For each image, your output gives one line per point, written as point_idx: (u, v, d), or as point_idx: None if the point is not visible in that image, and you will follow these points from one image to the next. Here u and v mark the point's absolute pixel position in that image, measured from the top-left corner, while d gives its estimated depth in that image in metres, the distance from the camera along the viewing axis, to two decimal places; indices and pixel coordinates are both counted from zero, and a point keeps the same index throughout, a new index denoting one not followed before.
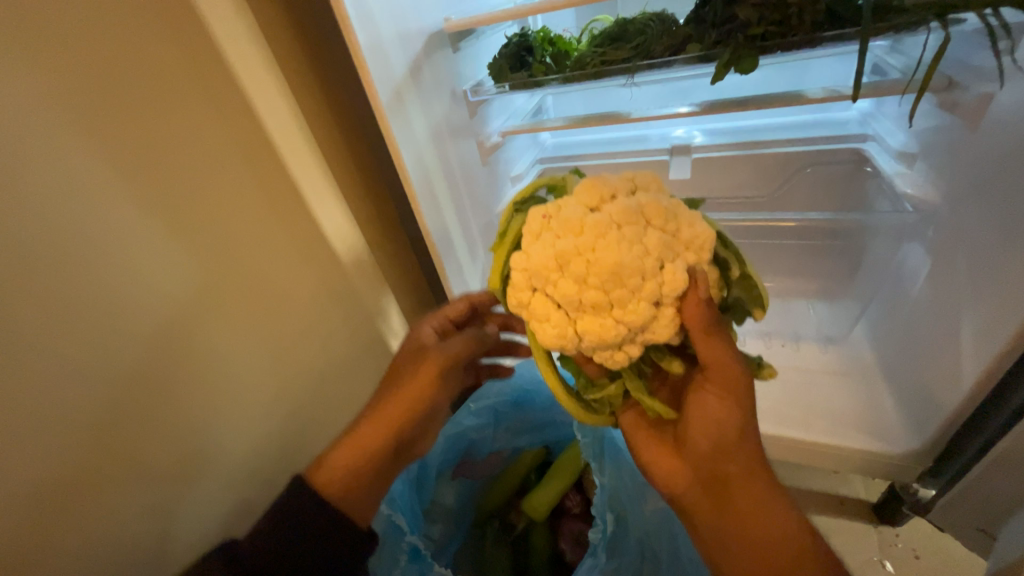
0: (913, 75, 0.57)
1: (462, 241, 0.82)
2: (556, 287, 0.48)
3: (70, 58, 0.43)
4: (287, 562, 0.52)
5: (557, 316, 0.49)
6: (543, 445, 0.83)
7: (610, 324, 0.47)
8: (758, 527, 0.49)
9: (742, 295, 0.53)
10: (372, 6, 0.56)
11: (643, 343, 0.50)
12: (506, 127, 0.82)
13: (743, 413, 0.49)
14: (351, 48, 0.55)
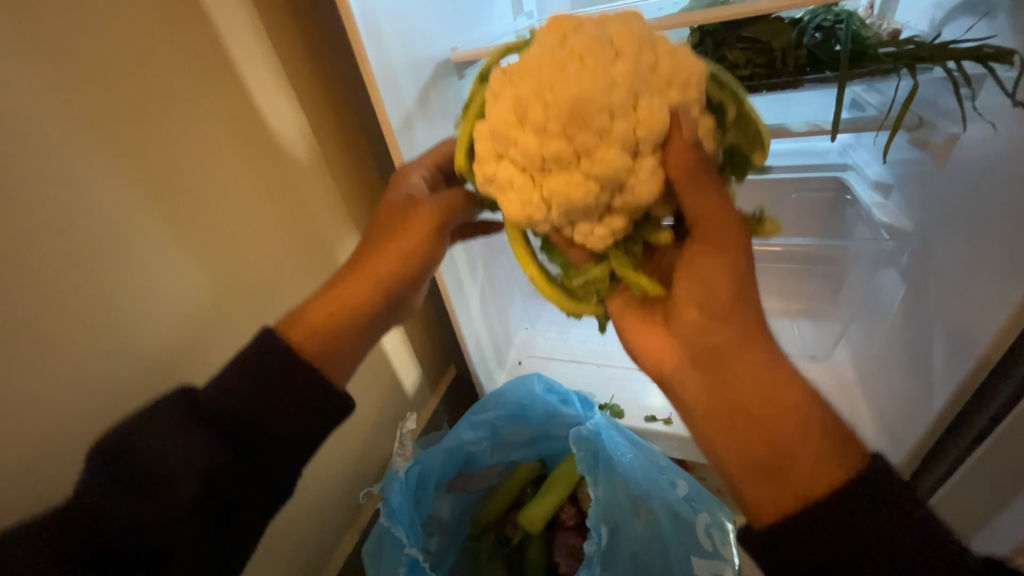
0: (887, 114, 0.61)
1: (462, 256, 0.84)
2: (517, 145, 0.44)
3: (97, 84, 0.45)
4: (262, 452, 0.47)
5: (521, 183, 0.45)
6: (538, 458, 0.85)
7: (578, 179, 0.43)
8: (768, 406, 0.40)
9: (739, 139, 0.47)
10: (385, 35, 0.60)
11: (621, 205, 0.44)
12: None
13: (740, 262, 0.42)
14: (364, 72, 0.58)
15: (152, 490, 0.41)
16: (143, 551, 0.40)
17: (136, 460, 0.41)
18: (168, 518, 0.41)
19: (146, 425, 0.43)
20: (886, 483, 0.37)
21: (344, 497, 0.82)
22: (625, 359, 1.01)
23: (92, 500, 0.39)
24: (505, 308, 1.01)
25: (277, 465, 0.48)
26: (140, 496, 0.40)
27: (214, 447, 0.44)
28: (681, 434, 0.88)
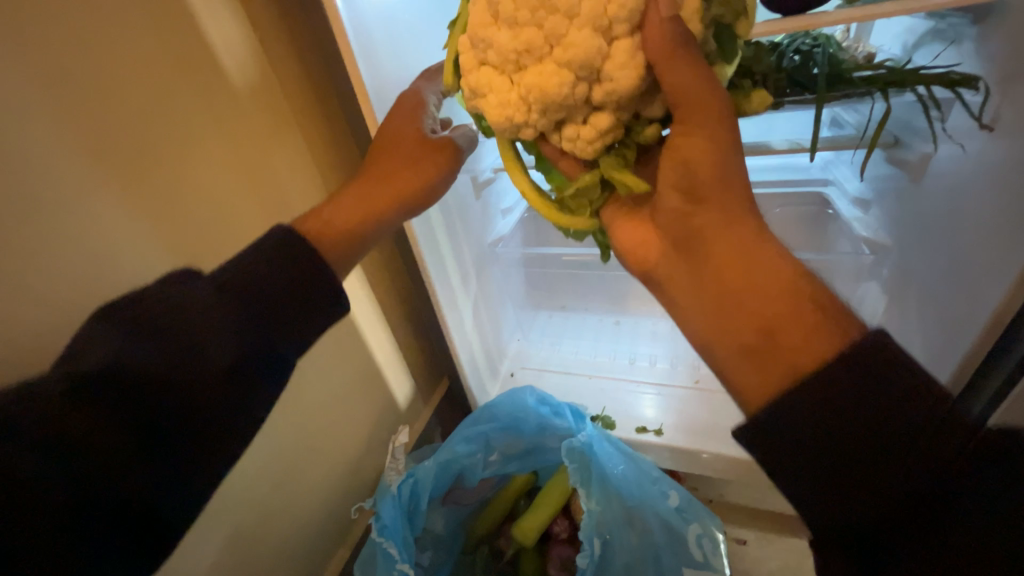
0: (865, 133, 0.64)
1: (455, 268, 0.84)
2: (495, 46, 0.46)
3: (91, 105, 0.47)
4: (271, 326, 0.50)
5: (501, 83, 0.48)
6: (532, 471, 0.85)
7: (554, 72, 0.45)
8: (755, 285, 0.39)
9: (727, 13, 0.45)
10: (379, 55, 0.61)
11: (601, 93, 0.45)
12: (499, 165, 0.87)
13: (723, 137, 0.41)
14: (357, 88, 0.59)
15: (167, 350, 0.44)
16: (198, 392, 0.45)
17: (148, 322, 0.45)
18: (179, 375, 0.44)
19: (160, 294, 0.46)
20: (879, 353, 0.35)
21: (335, 510, 0.82)
22: (616, 370, 1.02)
23: (109, 354, 0.42)
24: (497, 320, 1.02)
25: (287, 342, 0.51)
26: (155, 352, 0.44)
27: (222, 315, 0.47)
28: (672, 444, 0.88)
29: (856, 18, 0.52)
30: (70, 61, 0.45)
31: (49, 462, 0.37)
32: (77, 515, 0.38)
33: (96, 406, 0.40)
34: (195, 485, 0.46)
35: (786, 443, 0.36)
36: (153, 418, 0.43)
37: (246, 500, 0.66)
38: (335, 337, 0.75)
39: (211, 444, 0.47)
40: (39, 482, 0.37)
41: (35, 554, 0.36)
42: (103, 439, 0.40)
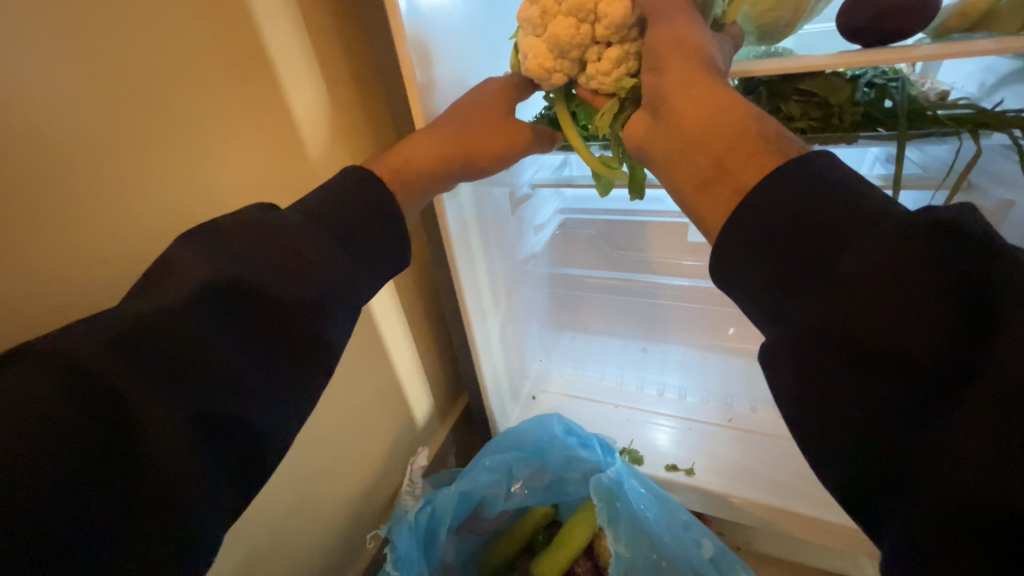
0: (947, 172, 0.59)
1: (489, 287, 0.81)
2: (524, 19, 0.51)
3: (133, 102, 0.44)
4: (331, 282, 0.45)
5: (531, 44, 0.51)
6: (554, 504, 0.81)
7: (561, 20, 0.48)
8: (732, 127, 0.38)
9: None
10: (435, 55, 0.58)
11: (604, 24, 0.48)
12: (538, 181, 0.83)
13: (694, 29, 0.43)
14: (408, 83, 0.55)
15: (262, 269, 0.42)
16: (283, 327, 0.43)
17: (242, 243, 0.43)
18: (275, 290, 0.42)
19: (248, 217, 0.45)
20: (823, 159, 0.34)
21: (347, 536, 0.78)
22: (641, 400, 0.98)
23: (202, 268, 0.40)
24: (522, 340, 0.98)
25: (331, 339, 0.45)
26: (253, 268, 0.42)
27: (312, 235, 0.45)
28: (703, 487, 0.84)
29: (950, 55, 0.48)
30: (121, 57, 0.43)
31: (154, 367, 0.36)
32: (183, 422, 0.37)
33: (202, 316, 0.39)
34: (293, 404, 0.44)
35: (726, 244, 0.36)
36: (250, 333, 0.41)
37: (261, 520, 0.63)
38: (360, 352, 0.72)
39: (309, 362, 0.44)
40: (145, 385, 0.35)
41: (139, 463, 0.35)
42: (207, 349, 0.38)
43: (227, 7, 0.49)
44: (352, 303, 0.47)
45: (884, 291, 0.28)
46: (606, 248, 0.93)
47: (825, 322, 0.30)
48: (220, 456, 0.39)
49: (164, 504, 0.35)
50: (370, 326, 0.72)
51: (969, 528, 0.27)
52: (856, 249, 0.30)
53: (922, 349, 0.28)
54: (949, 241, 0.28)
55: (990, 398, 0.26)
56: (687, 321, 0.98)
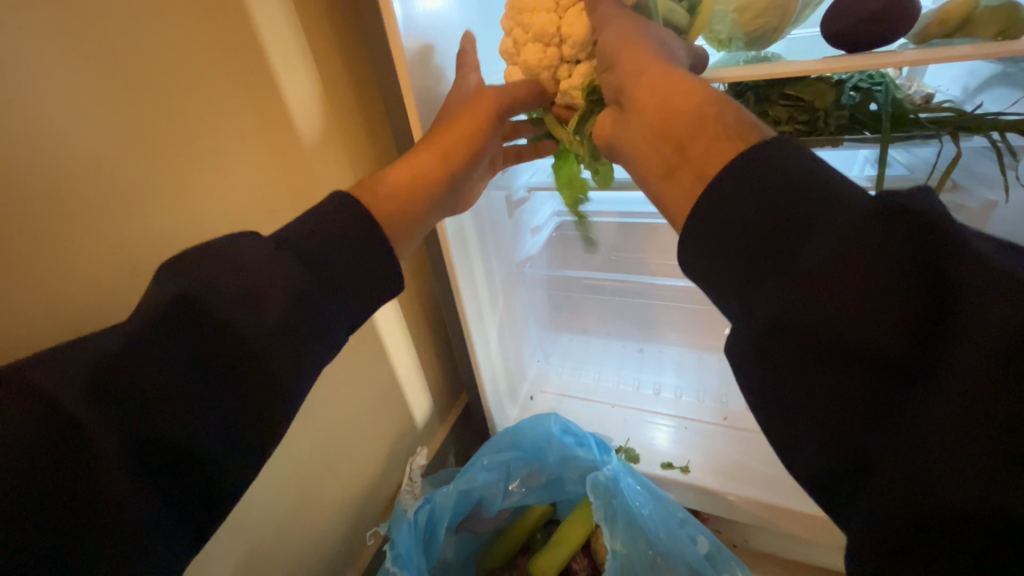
0: (930, 173, 0.61)
1: (485, 288, 0.82)
2: (508, 51, 0.59)
3: (140, 111, 0.46)
4: (309, 308, 0.43)
5: (513, 71, 0.59)
6: (551, 502, 0.82)
7: (530, 48, 0.54)
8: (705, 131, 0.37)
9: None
10: (431, 62, 0.59)
11: (568, 45, 0.52)
12: (533, 184, 0.85)
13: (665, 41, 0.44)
14: (404, 90, 0.57)
15: (235, 298, 0.40)
16: (244, 352, 0.40)
17: (213, 266, 0.41)
18: (235, 313, 0.40)
19: (222, 244, 0.43)
20: (787, 146, 0.35)
21: (348, 536, 0.79)
22: (638, 400, 0.99)
23: (174, 298, 0.39)
24: (520, 341, 0.99)
25: (299, 360, 0.43)
26: (214, 290, 0.40)
27: (288, 267, 0.43)
28: (699, 484, 0.85)
29: (928, 60, 0.50)
30: (128, 67, 0.44)
31: (118, 406, 0.35)
32: (140, 468, 0.36)
33: (171, 350, 0.38)
34: (255, 448, 0.42)
35: (694, 241, 0.37)
36: (220, 368, 0.39)
37: (263, 520, 0.64)
38: (359, 354, 0.73)
39: (277, 403, 0.42)
40: (107, 426, 0.34)
41: (95, 510, 0.33)
42: (175, 386, 0.37)
43: (228, 20, 0.51)
44: (326, 336, 0.45)
45: (848, 286, 0.29)
46: (603, 250, 0.94)
47: (793, 314, 0.31)
48: (174, 503, 0.38)
49: (116, 552, 0.34)
50: (370, 327, 0.73)
51: (928, 514, 0.28)
52: (820, 242, 0.31)
53: (885, 340, 0.29)
54: (907, 233, 0.29)
55: (946, 387, 0.27)
56: (682, 321, 1.00)
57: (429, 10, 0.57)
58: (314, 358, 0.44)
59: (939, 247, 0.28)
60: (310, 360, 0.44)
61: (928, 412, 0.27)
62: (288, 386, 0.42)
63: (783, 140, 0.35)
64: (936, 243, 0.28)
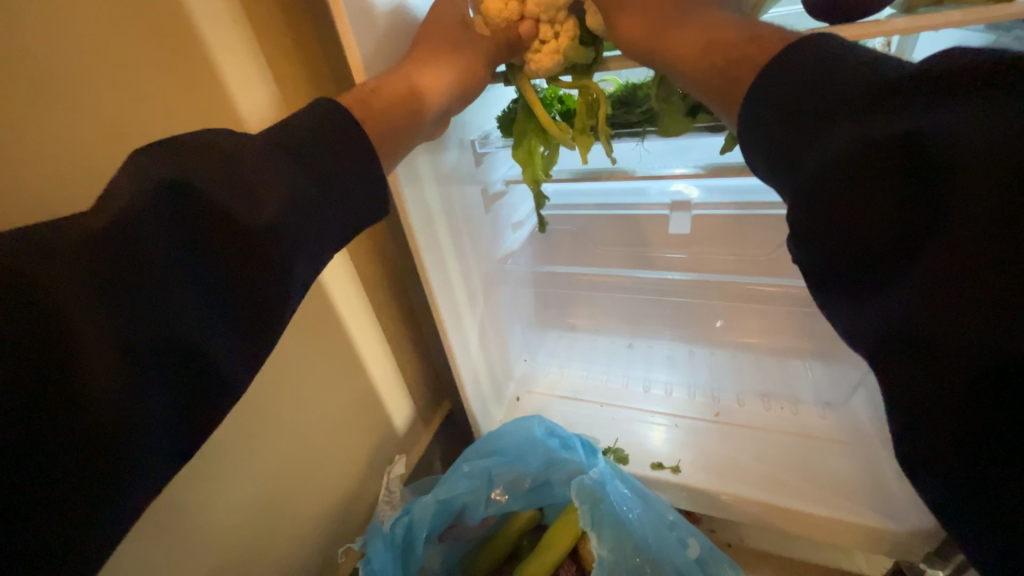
0: None
1: (463, 287, 0.79)
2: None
3: (60, 109, 0.42)
4: (304, 214, 0.41)
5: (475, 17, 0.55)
6: (538, 507, 0.79)
7: None
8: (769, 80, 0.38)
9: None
10: (381, 19, 0.53)
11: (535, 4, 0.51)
12: (511, 177, 0.82)
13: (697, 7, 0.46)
14: (348, 51, 0.50)
15: (226, 193, 0.38)
16: (242, 245, 0.38)
17: (210, 160, 0.38)
18: (228, 211, 0.37)
19: (207, 145, 0.39)
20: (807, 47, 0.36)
21: (323, 549, 0.76)
22: (629, 398, 0.96)
23: (157, 181, 0.36)
24: (504, 341, 0.96)
25: (296, 262, 0.41)
26: (207, 183, 0.37)
27: (282, 170, 0.41)
28: (691, 484, 0.81)
29: (917, 29, 0.46)
30: (41, 61, 0.40)
31: (107, 299, 0.33)
32: (138, 354, 0.34)
33: (162, 241, 0.35)
34: (246, 352, 0.40)
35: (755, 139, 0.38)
36: (209, 259, 0.38)
37: (229, 536, 0.61)
38: (329, 361, 0.70)
39: (272, 306, 0.40)
40: (89, 312, 0.32)
41: (72, 400, 0.31)
42: (161, 269, 0.35)
43: (163, 11, 0.46)
44: (317, 243, 0.43)
45: (840, 183, 0.31)
46: (587, 244, 0.90)
47: (824, 194, 0.32)
48: (166, 401, 0.36)
49: (91, 451, 0.32)
50: (340, 335, 0.70)
51: (959, 368, 0.28)
52: (826, 147, 0.32)
53: (897, 181, 0.29)
54: (908, 104, 0.29)
55: (951, 242, 0.27)
56: (672, 314, 0.97)
57: (386, 0, 0.53)
58: (313, 262, 0.43)
59: (926, 105, 0.29)
60: (303, 262, 0.41)
61: (950, 244, 0.27)
62: (275, 284, 0.40)
63: (800, 44, 0.36)
64: (926, 101, 0.29)
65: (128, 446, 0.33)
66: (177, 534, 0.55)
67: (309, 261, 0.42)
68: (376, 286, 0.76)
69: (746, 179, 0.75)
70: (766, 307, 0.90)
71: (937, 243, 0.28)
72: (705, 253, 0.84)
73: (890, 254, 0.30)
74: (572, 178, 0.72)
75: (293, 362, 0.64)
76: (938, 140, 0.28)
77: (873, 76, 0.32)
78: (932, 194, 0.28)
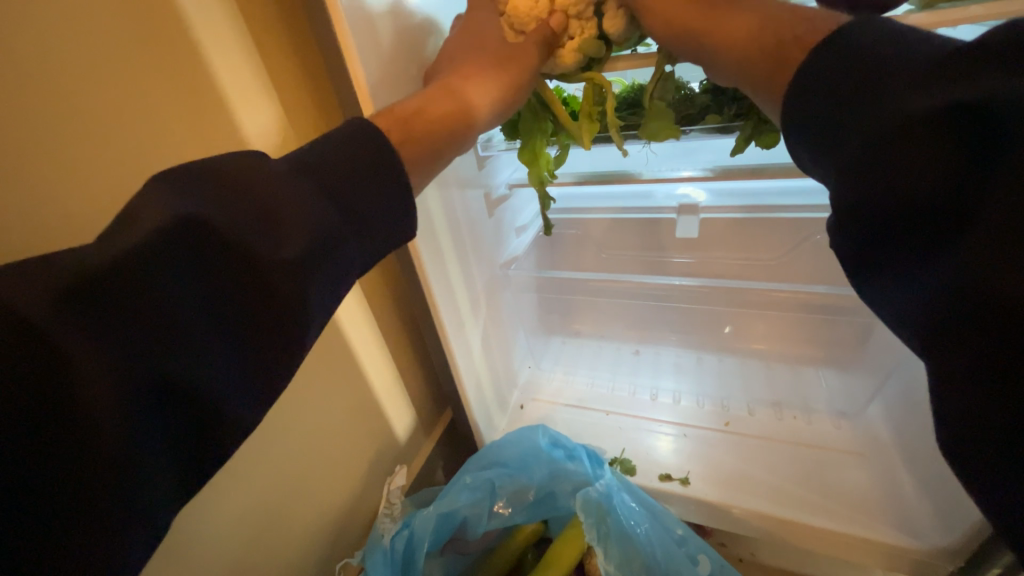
0: None
1: (465, 294, 0.77)
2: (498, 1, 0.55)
3: (49, 116, 0.40)
4: (324, 248, 0.38)
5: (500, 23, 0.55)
6: (542, 520, 0.77)
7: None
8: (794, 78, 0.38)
9: None
10: (381, 20, 0.51)
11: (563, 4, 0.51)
12: (514, 181, 0.80)
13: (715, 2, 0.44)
14: (346, 53, 0.49)
15: (245, 222, 0.35)
16: (256, 279, 0.35)
17: (234, 187, 0.36)
18: (244, 242, 0.35)
19: (228, 169, 0.37)
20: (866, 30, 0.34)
21: (321, 563, 0.74)
22: (635, 406, 0.94)
23: (174, 213, 0.33)
24: (507, 348, 0.94)
25: (312, 300, 0.37)
26: (227, 211, 0.35)
27: (307, 199, 0.38)
28: (700, 497, 0.79)
29: (940, 26, 0.44)
30: (27, 67, 0.38)
31: (109, 333, 0.31)
32: (139, 395, 0.31)
33: (175, 272, 0.33)
34: (258, 398, 0.36)
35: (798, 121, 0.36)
36: (226, 297, 0.35)
37: (225, 551, 0.60)
38: (329, 370, 0.68)
39: (285, 345, 0.37)
40: (91, 349, 0.30)
41: (76, 450, 0.29)
42: (171, 309, 0.32)
43: (154, 14, 0.44)
44: (336, 277, 0.39)
45: (882, 152, 0.29)
46: (592, 249, 0.89)
47: (861, 178, 0.30)
48: (170, 449, 0.33)
49: (93, 497, 0.30)
50: (339, 343, 0.68)
51: (987, 369, 0.26)
52: (867, 120, 0.31)
53: (938, 169, 0.27)
54: (955, 71, 0.28)
55: (996, 207, 0.25)
56: (679, 321, 0.94)
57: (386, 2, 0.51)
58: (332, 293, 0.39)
59: (973, 71, 0.27)
60: (319, 297, 0.38)
61: (984, 234, 0.26)
62: (288, 322, 0.36)
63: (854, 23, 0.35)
64: (973, 66, 0.27)
65: (128, 499, 0.31)
66: (172, 550, 0.53)
67: (326, 292, 0.38)
68: (376, 293, 0.74)
69: (755, 181, 0.73)
70: (776, 313, 0.87)
71: (986, 206, 0.26)
72: (713, 257, 0.82)
73: (922, 242, 0.29)
74: (577, 181, 0.70)
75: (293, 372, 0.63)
76: (1004, 97, 0.25)
77: (930, 47, 0.30)
78: (980, 159, 0.27)
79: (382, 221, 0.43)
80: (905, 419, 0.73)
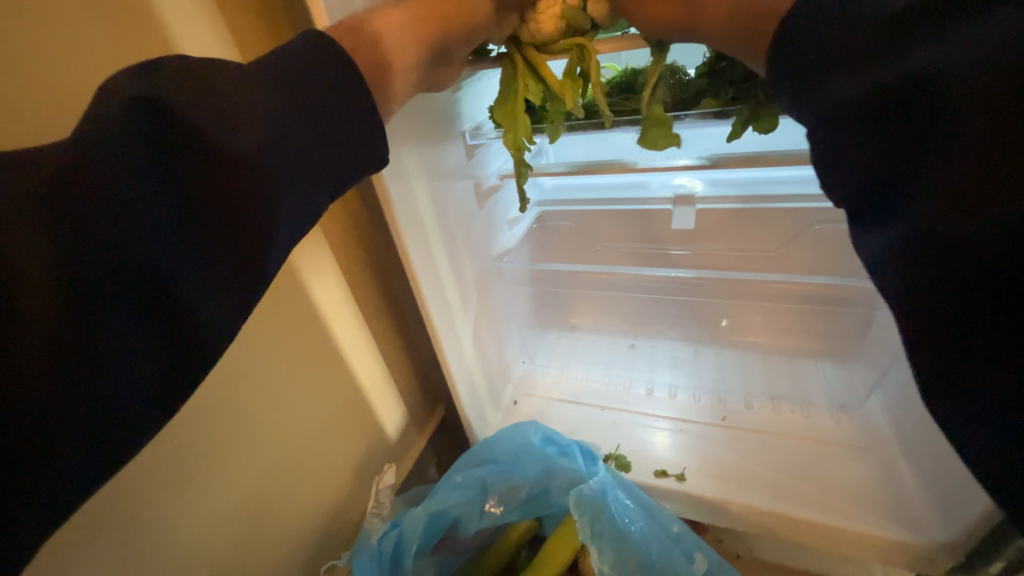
0: None
1: (455, 287, 0.75)
2: None
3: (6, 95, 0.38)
4: (291, 153, 0.36)
5: None
6: (535, 517, 0.76)
7: None
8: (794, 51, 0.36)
9: None
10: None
11: None
12: (506, 171, 0.78)
13: None
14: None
15: (206, 122, 0.33)
16: (223, 182, 0.33)
17: (196, 91, 0.34)
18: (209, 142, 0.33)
19: (186, 74, 0.34)
20: None
21: (310, 560, 0.73)
22: (631, 401, 0.92)
23: (131, 114, 0.31)
24: (501, 342, 0.92)
25: (281, 205, 0.35)
26: (189, 113, 0.33)
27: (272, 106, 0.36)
28: (697, 493, 0.77)
29: None
30: None
31: (70, 236, 0.29)
32: (100, 299, 0.29)
33: (135, 171, 0.31)
34: (232, 309, 0.35)
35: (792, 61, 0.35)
36: (195, 203, 0.33)
37: (213, 527, 0.58)
38: (316, 352, 0.66)
39: (258, 250, 0.35)
40: (49, 249, 0.28)
41: (33, 356, 0.28)
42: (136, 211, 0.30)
43: None
44: (304, 188, 0.37)
45: (849, 119, 0.31)
46: (586, 241, 0.86)
47: (844, 116, 0.31)
48: (145, 356, 0.31)
49: (61, 406, 0.28)
50: (325, 335, 0.66)
51: (959, 310, 0.28)
52: (849, 80, 0.31)
53: (907, 125, 0.29)
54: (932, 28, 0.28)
55: (958, 158, 0.27)
56: (675, 314, 0.92)
57: None
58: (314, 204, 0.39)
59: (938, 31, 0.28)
60: (291, 204, 0.36)
61: (938, 179, 0.28)
62: (253, 228, 0.34)
63: None
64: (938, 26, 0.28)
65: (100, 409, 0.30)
66: (148, 536, 0.51)
67: (300, 199, 0.37)
68: (363, 287, 0.72)
69: (752, 171, 0.71)
70: (775, 306, 0.85)
71: (940, 162, 0.28)
72: (710, 248, 0.80)
73: (890, 185, 0.30)
74: (569, 170, 0.67)
75: (278, 357, 0.61)
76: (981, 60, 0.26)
77: None
78: (941, 121, 0.27)
79: (357, 154, 0.41)
80: (904, 411, 0.72)
